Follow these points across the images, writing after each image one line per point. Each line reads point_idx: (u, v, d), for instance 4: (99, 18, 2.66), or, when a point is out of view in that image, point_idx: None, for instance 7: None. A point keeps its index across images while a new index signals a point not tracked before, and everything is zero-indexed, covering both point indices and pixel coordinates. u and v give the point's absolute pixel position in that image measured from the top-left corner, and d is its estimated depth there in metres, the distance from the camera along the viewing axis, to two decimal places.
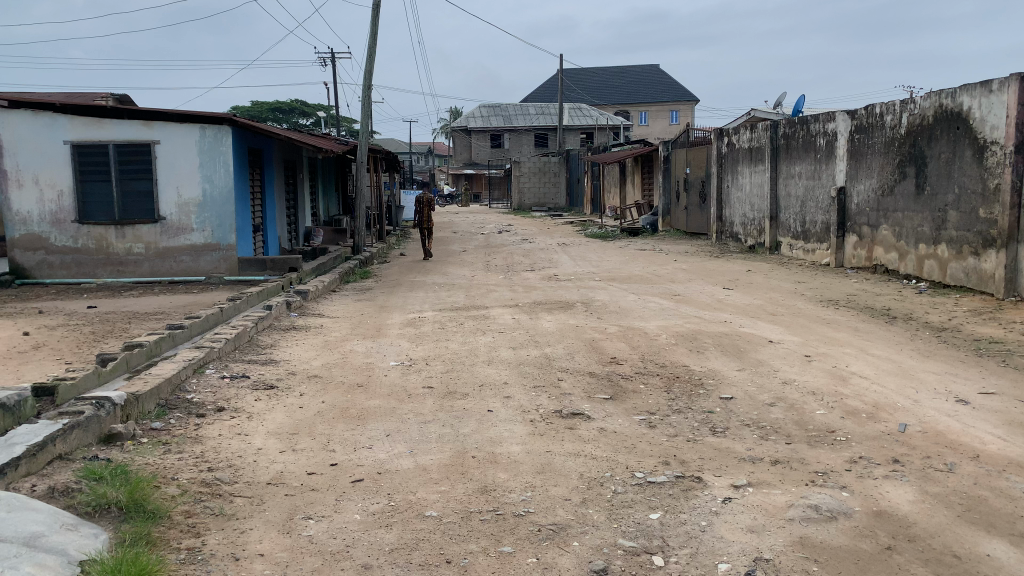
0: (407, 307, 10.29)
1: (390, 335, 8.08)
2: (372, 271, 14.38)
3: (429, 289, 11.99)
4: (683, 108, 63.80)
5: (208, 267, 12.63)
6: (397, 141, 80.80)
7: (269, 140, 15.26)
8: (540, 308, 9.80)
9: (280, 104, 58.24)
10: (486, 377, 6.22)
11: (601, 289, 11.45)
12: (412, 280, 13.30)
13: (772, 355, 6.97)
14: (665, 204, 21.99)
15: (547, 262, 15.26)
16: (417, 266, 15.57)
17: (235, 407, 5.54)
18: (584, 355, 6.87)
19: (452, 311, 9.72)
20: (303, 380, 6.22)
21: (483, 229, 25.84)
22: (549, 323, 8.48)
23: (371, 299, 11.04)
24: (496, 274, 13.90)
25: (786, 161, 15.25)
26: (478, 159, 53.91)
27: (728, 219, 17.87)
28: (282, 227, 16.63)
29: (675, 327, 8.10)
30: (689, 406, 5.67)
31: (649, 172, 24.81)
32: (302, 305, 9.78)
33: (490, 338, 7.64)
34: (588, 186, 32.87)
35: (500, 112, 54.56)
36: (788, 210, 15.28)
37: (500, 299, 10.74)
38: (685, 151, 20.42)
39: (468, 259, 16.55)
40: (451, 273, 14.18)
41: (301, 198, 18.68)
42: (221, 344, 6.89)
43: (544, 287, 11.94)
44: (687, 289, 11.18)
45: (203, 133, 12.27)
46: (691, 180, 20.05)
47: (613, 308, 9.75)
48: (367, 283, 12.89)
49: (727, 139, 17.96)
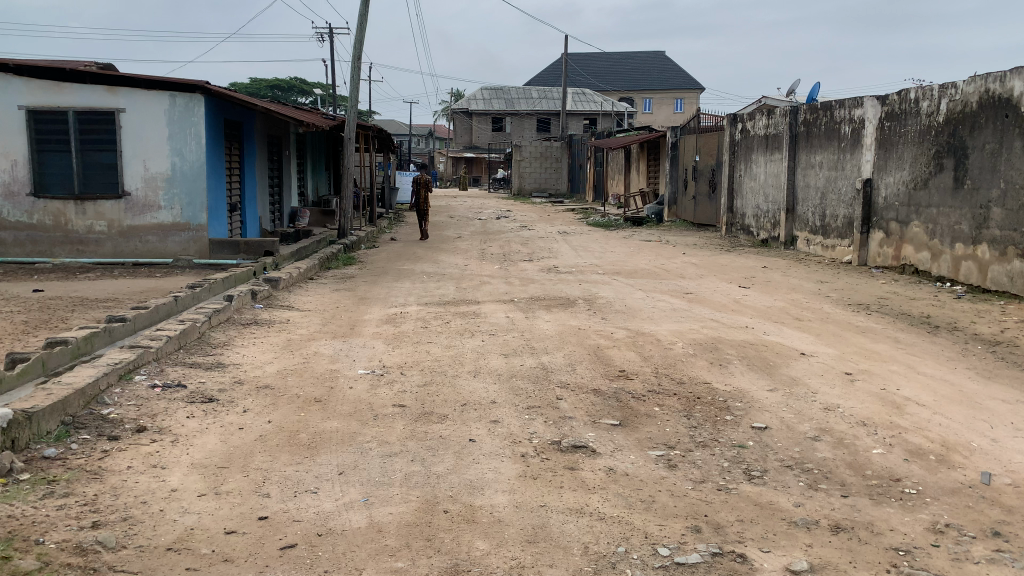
0: (390, 300, 9.25)
1: (364, 334, 7.06)
2: (357, 257, 13.32)
3: (417, 280, 10.96)
4: (688, 97, 62.49)
5: (176, 248, 11.59)
6: (397, 123, 79.49)
7: (250, 112, 14.18)
8: (537, 305, 8.75)
9: (278, 80, 56.89)
10: (471, 393, 5.21)
11: (605, 284, 10.41)
12: (399, 268, 12.27)
13: (807, 372, 5.96)
14: (671, 193, 20.92)
15: (546, 252, 14.21)
16: (407, 253, 14.52)
17: (159, 427, 4.52)
18: (588, 366, 5.84)
19: (438, 306, 8.69)
20: (252, 393, 5.20)
21: (480, 214, 24.78)
22: (547, 324, 7.45)
23: (351, 289, 10.01)
24: (491, 263, 12.87)
25: (806, 151, 14.16)
26: (478, 142, 52.71)
27: (740, 210, 16.82)
28: (263, 207, 15.57)
29: (691, 333, 7.07)
30: (715, 439, 4.66)
31: (654, 159, 23.70)
32: (271, 295, 8.75)
33: (479, 341, 6.61)
34: (590, 172, 31.76)
35: (502, 94, 53.33)
36: (806, 202, 14.22)
37: (493, 293, 9.70)
38: (694, 137, 19.32)
39: (462, 246, 15.49)
40: (443, 262, 13.15)
41: (287, 176, 17.61)
42: (161, 343, 5.85)
43: (542, 280, 10.90)
44: (700, 288, 10.15)
45: (173, 101, 11.22)
46: (700, 168, 18.97)
47: (618, 307, 8.72)
48: (350, 270, 11.87)
49: (741, 124, 16.86)
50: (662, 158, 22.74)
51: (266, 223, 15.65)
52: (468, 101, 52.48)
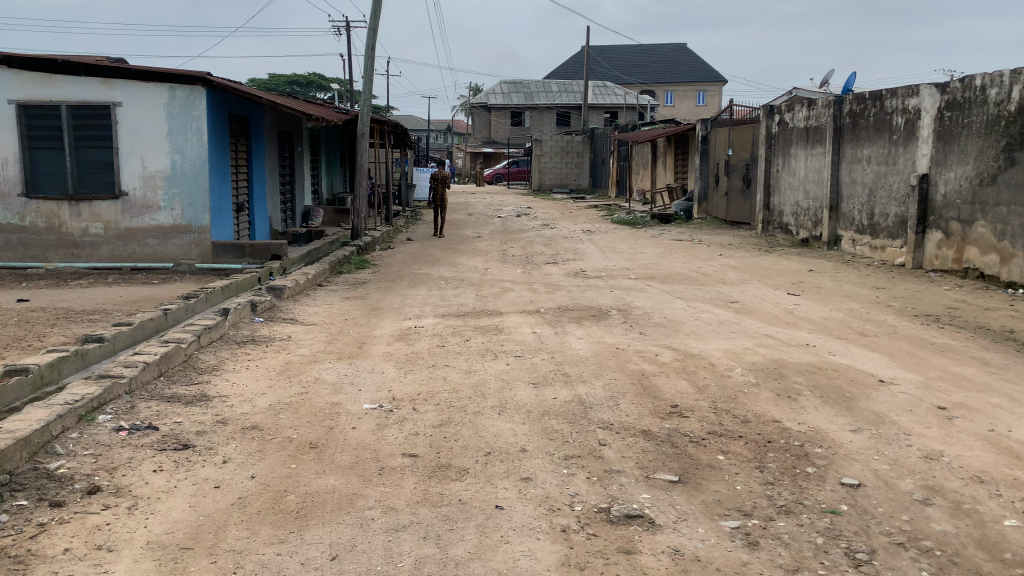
0: (404, 311, 8.41)
1: (373, 354, 6.23)
2: (371, 260, 12.50)
3: (433, 286, 10.12)
4: (711, 90, 61.10)
5: (177, 252, 10.84)
6: (415, 118, 78.82)
7: (258, 106, 13.40)
8: (566, 318, 7.88)
9: (295, 75, 56.30)
10: (498, 436, 4.35)
11: (639, 291, 9.53)
12: (414, 273, 11.45)
13: (893, 406, 5.03)
14: (701, 189, 19.94)
15: (572, 253, 13.33)
16: (423, 255, 13.69)
17: (116, 485, 3.70)
18: (633, 400, 4.97)
19: (457, 318, 7.85)
20: (236, 435, 4.38)
21: (501, 211, 23.94)
22: (581, 342, 6.57)
23: (362, 298, 9.20)
24: (513, 267, 12.01)
25: (852, 144, 13.14)
26: (497, 137, 51.85)
27: (777, 207, 15.82)
28: (273, 206, 14.80)
29: (747, 355, 6.17)
30: (799, 502, 3.78)
31: (682, 153, 22.70)
32: (273, 306, 7.95)
33: (503, 365, 5.75)
34: (613, 167, 30.76)
35: (522, 88, 52.43)
36: (851, 199, 13.20)
37: (517, 302, 8.84)
38: (727, 130, 18.33)
39: (482, 247, 14.64)
40: (461, 265, 12.31)
41: (299, 174, 16.84)
42: (137, 372, 5.03)
43: (569, 286, 10.03)
44: (745, 295, 9.23)
45: (172, 94, 10.46)
46: (733, 163, 17.98)
47: (656, 320, 7.82)
48: (362, 275, 11.06)
49: (778, 116, 15.85)
50: (691, 151, 21.72)
51: (276, 224, 14.90)
52: (486, 95, 51.59)
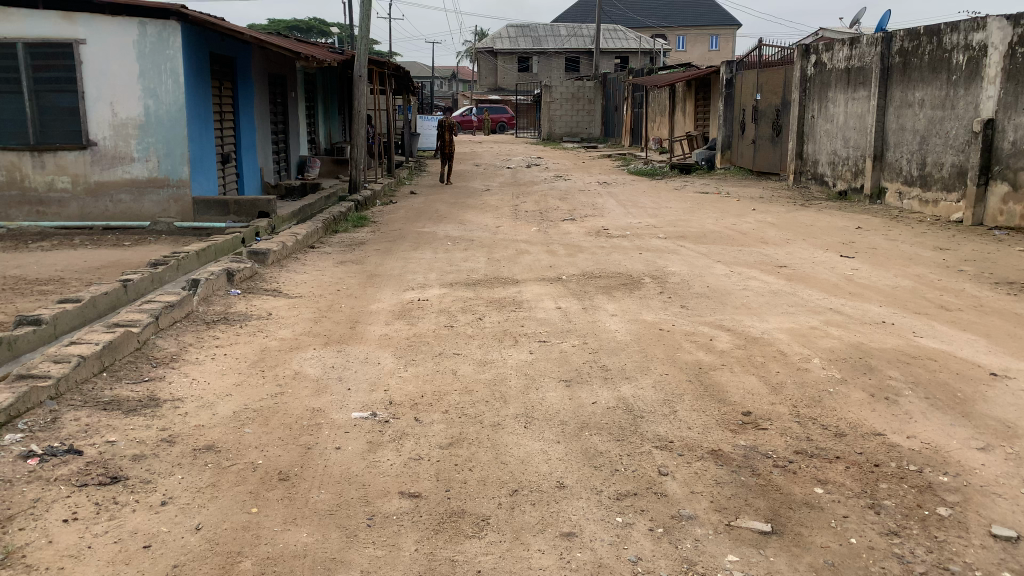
0: (406, 279, 7.36)
1: (367, 337, 5.18)
2: (370, 217, 11.41)
3: (438, 248, 9.05)
4: (724, 34, 58.79)
5: (153, 209, 9.77)
6: (419, 65, 76.64)
7: (244, 46, 12.14)
8: (593, 288, 6.80)
9: (295, 20, 54.40)
10: (524, 463, 3.31)
11: (672, 254, 8.44)
12: (417, 232, 10.36)
13: (1021, 411, 3.96)
14: (725, 137, 18.69)
15: (591, 208, 12.20)
16: (427, 210, 12.58)
17: (4, 548, 2.68)
18: (694, 406, 3.92)
19: (467, 289, 6.78)
20: (184, 460, 3.36)
21: (510, 162, 22.70)
22: (617, 320, 5.51)
23: (359, 262, 8.15)
24: (526, 225, 10.90)
25: (901, 86, 11.86)
26: (504, 83, 50.12)
27: (811, 156, 14.60)
28: (264, 156, 13.65)
29: (818, 339, 5.10)
30: (946, 568, 2.73)
31: (703, 99, 21.32)
32: (254, 275, 6.90)
33: (525, 354, 4.70)
34: (627, 115, 29.35)
35: (529, 32, 50.50)
36: (899, 147, 11.97)
37: (534, 268, 7.76)
38: (755, 73, 16.98)
39: (492, 201, 13.51)
40: (469, 222, 11.21)
41: (293, 121, 15.63)
42: (70, 368, 4.01)
43: (592, 248, 8.94)
44: (793, 259, 8.13)
45: (142, 30, 9.25)
46: (762, 109, 16.69)
47: (697, 291, 6.74)
48: (360, 234, 9.98)
49: (814, 57, 14.51)
50: (713, 96, 20.36)
51: (269, 176, 13.80)
52: (493, 39, 49.71)
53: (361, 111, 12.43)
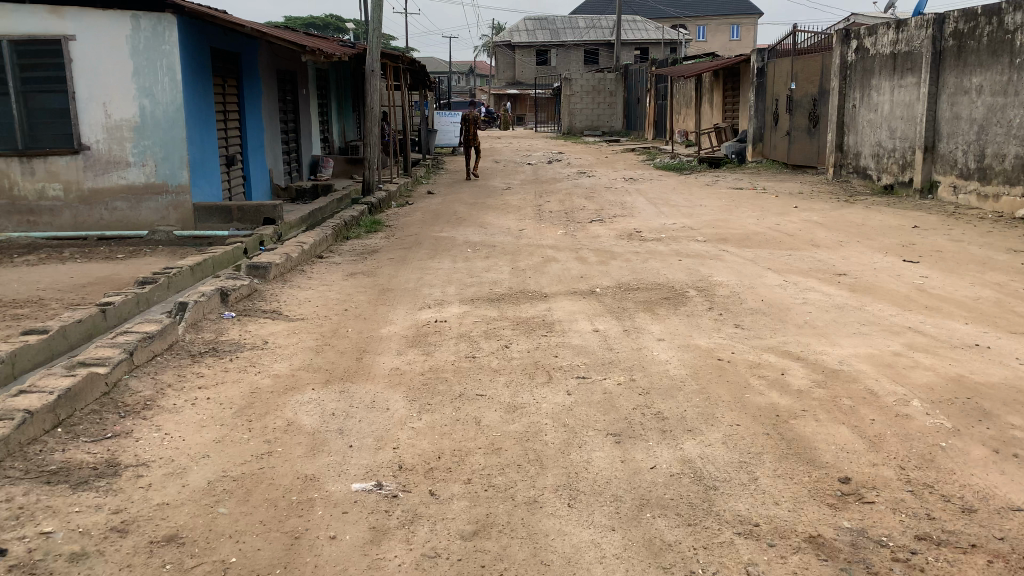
0: (422, 294, 6.62)
1: (375, 372, 4.44)
2: (384, 221, 10.69)
3: (457, 255, 8.31)
4: (746, 23, 57.45)
5: (151, 217, 9.11)
6: (435, 61, 75.95)
7: (249, 40, 11.45)
8: (631, 304, 6.02)
9: (311, 17, 53.91)
10: (570, 564, 2.54)
11: (714, 261, 7.64)
12: (434, 237, 9.62)
13: None
14: (756, 128, 17.82)
15: (620, 208, 11.42)
16: (445, 212, 11.84)
17: None
18: (777, 472, 3.14)
19: (490, 307, 6.03)
20: (137, 558, 2.63)
21: (531, 158, 21.93)
22: (665, 348, 4.73)
23: (371, 273, 7.44)
24: (551, 227, 10.13)
25: (956, 71, 10.92)
26: (522, 77, 49.27)
27: (853, 148, 13.71)
28: (273, 157, 12.98)
29: (908, 371, 4.29)
30: None
31: (732, 89, 20.40)
32: (252, 293, 6.19)
33: (562, 395, 3.94)
34: (650, 107, 28.45)
35: (547, 25, 49.61)
36: (953, 138, 11.05)
37: (563, 279, 6.99)
38: (789, 61, 16.07)
39: (514, 201, 12.76)
40: (489, 225, 10.45)
41: (304, 120, 14.95)
42: (13, 427, 3.30)
43: (626, 253, 8.15)
44: (850, 265, 7.31)
45: (136, 25, 8.56)
46: (797, 99, 15.79)
47: (750, 307, 5.95)
48: (373, 240, 9.27)
49: (855, 42, 13.59)
50: (742, 86, 19.46)
51: (279, 179, 13.13)
52: (510, 33, 48.90)
53: (374, 107, 11.69)
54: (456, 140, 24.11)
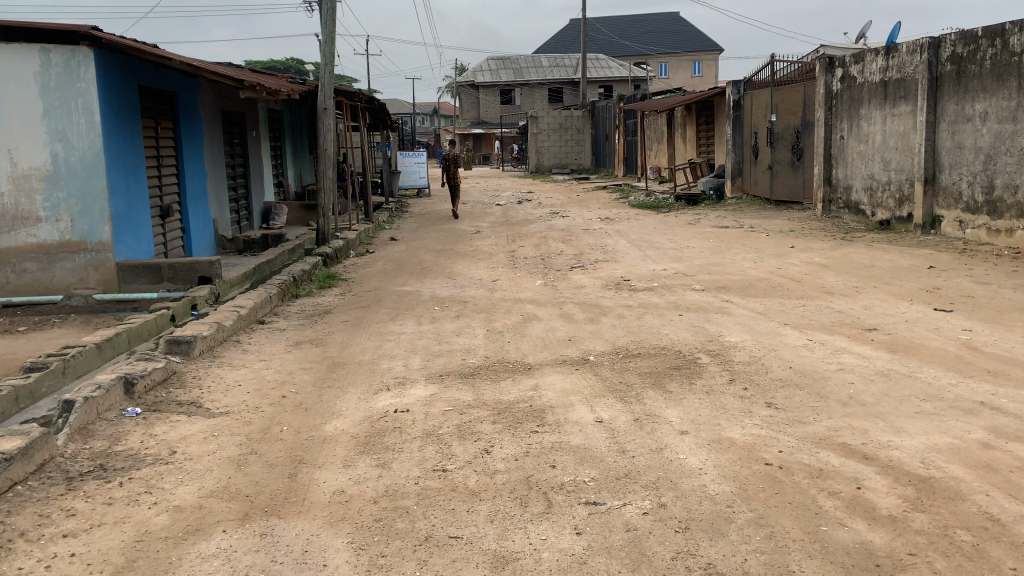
0: (381, 369, 5.51)
1: (312, 500, 3.31)
2: (342, 275, 9.59)
3: (423, 314, 7.22)
4: (707, 60, 57.83)
5: (67, 279, 7.88)
6: (399, 103, 75.56)
7: (186, 78, 10.36)
8: (634, 377, 4.97)
9: (272, 63, 53.19)
10: None
11: (720, 315, 6.66)
12: (396, 292, 8.53)
13: None
14: (735, 163, 17.13)
15: (602, 253, 10.46)
16: (410, 261, 10.77)
17: None
18: None
19: (462, 386, 4.93)
20: None
21: (500, 199, 21.03)
22: (693, 449, 3.66)
23: (321, 342, 6.32)
24: (529, 277, 9.09)
25: (956, 98, 10.22)
26: (488, 117, 48.78)
27: (843, 182, 12.98)
28: (219, 207, 11.83)
29: (1017, 474, 3.26)
30: None
31: (706, 123, 19.78)
32: (168, 378, 5.02)
33: (569, 536, 2.84)
34: (619, 144, 27.86)
35: (511, 64, 49.33)
36: (956, 168, 10.30)
37: (549, 343, 5.93)
38: (769, 93, 15.43)
39: (485, 246, 11.75)
40: (459, 276, 9.39)
41: (253, 164, 13.84)
42: None
43: (617, 307, 7.13)
44: (878, 317, 6.35)
45: (47, 60, 7.44)
46: (778, 132, 15.12)
47: (779, 379, 4.93)
48: (327, 299, 8.16)
49: (840, 70, 12.91)
50: (717, 121, 18.83)
51: (225, 229, 11.98)
52: (474, 73, 48.53)
53: (328, 149, 10.64)
54: (422, 181, 23.03)
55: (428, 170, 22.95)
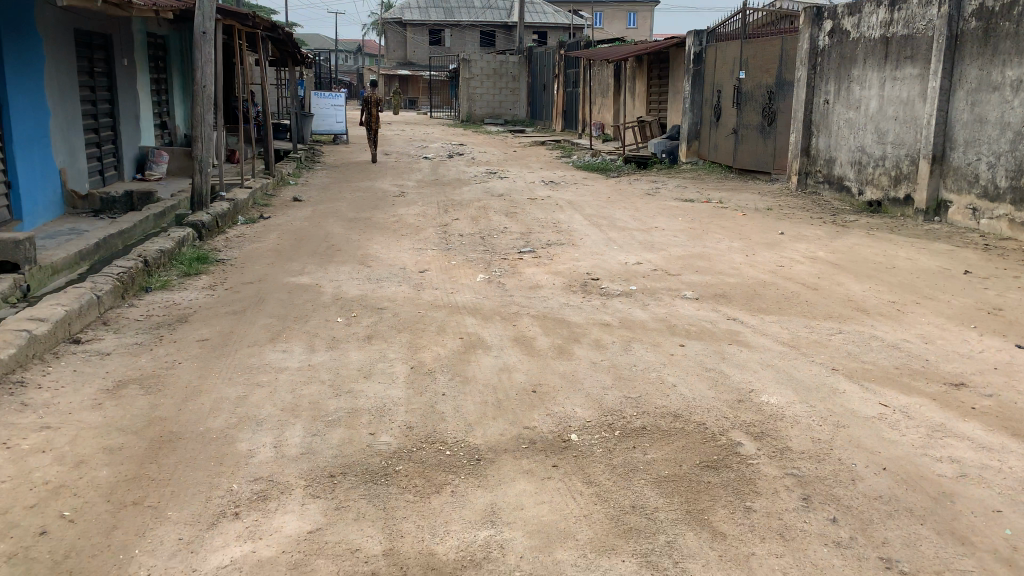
0: (237, 452, 3.43)
1: None
2: (219, 255, 7.32)
3: (318, 331, 5.12)
4: (642, 11, 55.70)
5: None
6: (321, 39, 71.06)
7: None
8: (648, 490, 3.05)
9: None
10: None
11: (736, 349, 4.81)
12: (287, 285, 6.37)
13: None
14: (693, 124, 15.32)
15: (554, 235, 8.47)
16: (314, 234, 8.55)
17: None
18: None
19: (365, 509, 2.90)
20: None
21: (428, 151, 18.72)
22: None
23: (154, 388, 4.17)
24: (466, 268, 7.04)
25: (980, 62, 8.53)
26: (415, 59, 45.67)
27: (825, 153, 11.31)
28: (69, 156, 9.25)
29: None
30: None
31: (658, 77, 17.89)
32: None
33: None
34: (558, 96, 25.71)
35: (441, 3, 46.16)
36: (972, 146, 8.68)
37: (504, 404, 3.95)
38: (739, 45, 13.55)
39: (410, 217, 9.59)
40: (375, 262, 7.27)
41: (122, 100, 11.16)
42: None
43: (591, 327, 5.20)
44: (956, 361, 4.59)
45: None
46: (748, 91, 13.31)
47: (877, 497, 3.08)
48: (189, 297, 5.94)
49: (830, 22, 11.09)
50: (673, 75, 16.93)
51: (77, 183, 9.42)
52: (402, 10, 45.24)
53: (208, 87, 8.24)
54: (339, 126, 20.43)
55: (347, 115, 20.35)
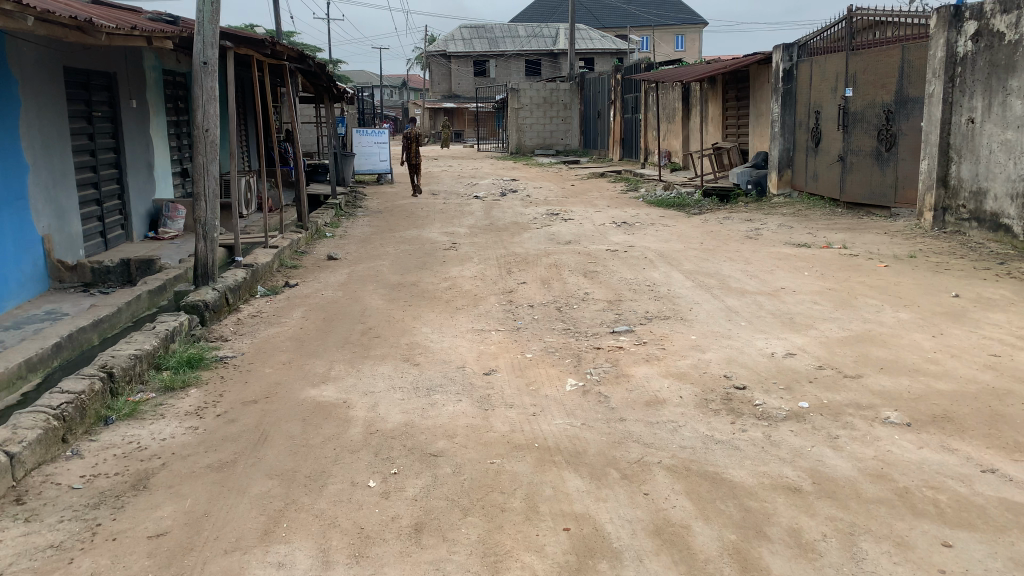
0: None
1: None
2: (219, 351, 5.57)
3: (340, 512, 3.25)
4: (691, 33, 53.83)
5: None
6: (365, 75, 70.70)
7: None
8: None
9: None
10: None
11: None
12: (302, 405, 4.54)
13: None
14: (785, 150, 13.29)
15: (655, 304, 6.54)
16: (348, 310, 6.77)
17: None
18: None
19: None
20: None
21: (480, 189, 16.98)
22: None
23: None
24: (550, 366, 5.13)
25: None
26: (460, 90, 44.47)
27: (972, 181, 9.17)
28: (58, 218, 7.69)
29: None
30: None
31: (735, 98, 15.98)
32: None
33: None
34: (615, 123, 23.92)
35: (485, 33, 45.05)
36: None
37: None
38: (845, 57, 11.51)
39: (466, 281, 7.76)
40: (424, 357, 5.40)
41: (131, 147, 9.66)
42: None
43: (774, 500, 3.21)
44: None
45: None
46: (858, 110, 11.26)
47: None
48: (161, 434, 4.16)
49: (975, 22, 9.00)
50: (755, 96, 14.96)
51: (68, 252, 7.86)
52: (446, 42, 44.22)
53: (211, 130, 6.55)
54: (382, 165, 18.84)
55: (391, 152, 18.77)
